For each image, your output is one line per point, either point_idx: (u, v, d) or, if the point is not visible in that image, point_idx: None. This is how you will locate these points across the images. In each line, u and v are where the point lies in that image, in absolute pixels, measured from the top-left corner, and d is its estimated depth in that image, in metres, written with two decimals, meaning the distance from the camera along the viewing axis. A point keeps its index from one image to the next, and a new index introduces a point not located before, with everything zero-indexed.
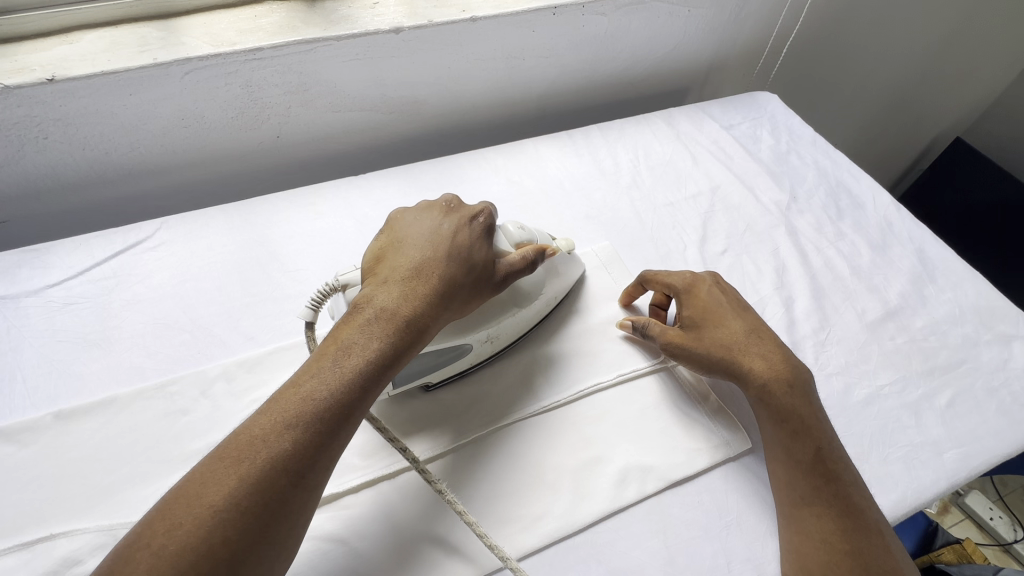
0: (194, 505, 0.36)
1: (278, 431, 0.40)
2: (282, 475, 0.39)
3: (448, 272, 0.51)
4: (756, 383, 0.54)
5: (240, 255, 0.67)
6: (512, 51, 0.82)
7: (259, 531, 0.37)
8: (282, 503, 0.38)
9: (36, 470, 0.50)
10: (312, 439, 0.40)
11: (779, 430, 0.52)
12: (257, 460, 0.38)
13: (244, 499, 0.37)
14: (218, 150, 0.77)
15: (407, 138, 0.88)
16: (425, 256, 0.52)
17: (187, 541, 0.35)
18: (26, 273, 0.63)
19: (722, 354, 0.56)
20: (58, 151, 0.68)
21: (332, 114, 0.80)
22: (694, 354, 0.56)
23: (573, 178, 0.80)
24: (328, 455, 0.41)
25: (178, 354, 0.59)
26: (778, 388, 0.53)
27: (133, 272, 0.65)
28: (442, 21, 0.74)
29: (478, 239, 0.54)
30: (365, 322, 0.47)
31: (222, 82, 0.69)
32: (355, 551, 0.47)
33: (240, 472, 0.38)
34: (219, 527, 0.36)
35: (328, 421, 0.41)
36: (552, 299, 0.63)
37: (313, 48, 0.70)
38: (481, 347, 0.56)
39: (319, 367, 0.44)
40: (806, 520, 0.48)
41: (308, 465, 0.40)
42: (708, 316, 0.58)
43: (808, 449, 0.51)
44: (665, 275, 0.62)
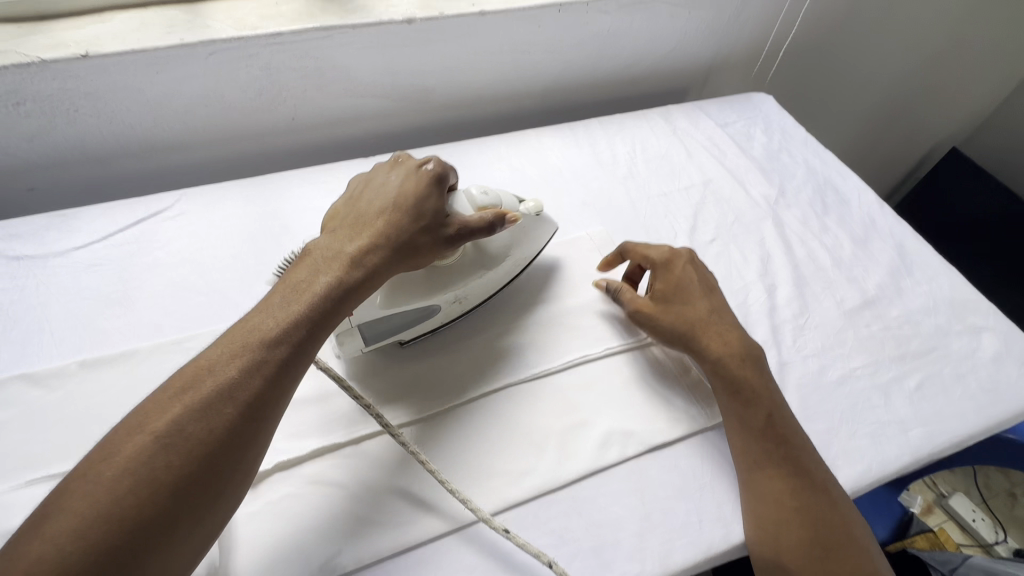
0: (138, 432, 0.38)
1: (223, 363, 0.42)
2: (227, 402, 0.41)
3: (392, 224, 0.54)
4: (712, 357, 0.58)
5: (254, 227, 0.72)
6: (519, 45, 0.86)
7: (204, 457, 0.38)
8: (229, 431, 0.40)
9: (62, 412, 0.54)
10: (257, 370, 0.43)
11: (733, 400, 0.56)
12: (202, 388, 0.40)
13: (186, 425, 0.39)
14: (236, 129, 0.81)
15: (417, 125, 0.92)
16: (371, 211, 0.55)
17: (129, 463, 0.36)
18: (55, 235, 0.68)
19: (687, 328, 0.59)
20: (87, 124, 0.72)
21: (345, 98, 0.84)
22: (658, 326, 0.61)
23: (572, 167, 0.84)
24: (275, 387, 0.43)
25: (194, 314, 0.63)
26: (740, 361, 0.57)
27: (154, 238, 0.69)
28: (452, 14, 0.78)
29: (424, 191, 0.56)
30: (312, 268, 0.50)
31: (244, 64, 0.73)
32: (353, 495, 0.51)
33: (185, 399, 0.40)
34: (160, 451, 0.37)
35: (272, 355, 0.44)
36: (521, 261, 0.66)
37: (329, 35, 0.74)
38: (451, 306, 0.61)
39: (266, 306, 0.47)
40: (763, 483, 0.51)
41: (253, 394, 0.42)
42: (677, 292, 0.62)
43: (760, 416, 0.54)
44: (644, 249, 0.66)
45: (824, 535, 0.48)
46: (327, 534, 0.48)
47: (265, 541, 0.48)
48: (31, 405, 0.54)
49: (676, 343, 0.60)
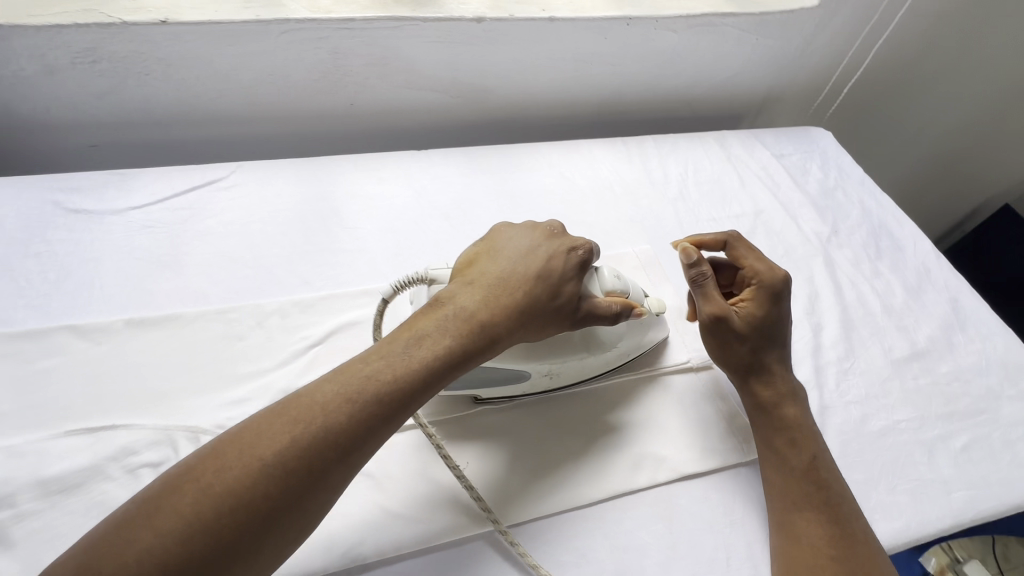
0: (245, 453, 0.37)
1: (338, 403, 0.40)
2: (333, 447, 0.39)
3: (532, 292, 0.50)
4: (763, 389, 0.57)
5: (304, 207, 0.72)
6: (582, 55, 0.86)
7: (296, 495, 0.37)
8: (325, 474, 0.38)
9: (104, 367, 0.54)
10: (367, 420, 0.40)
11: (776, 435, 0.55)
12: (314, 426, 0.39)
13: (293, 461, 0.37)
14: (295, 108, 0.82)
15: (470, 123, 0.93)
16: (513, 270, 0.51)
17: (233, 485, 0.35)
18: (113, 193, 0.69)
19: (755, 361, 0.57)
20: (155, 88, 0.74)
21: (405, 90, 0.84)
22: (731, 355, 0.57)
23: (623, 182, 0.83)
24: (377, 439, 0.41)
25: (239, 286, 0.64)
26: (791, 398, 0.56)
27: (206, 206, 0.70)
28: (522, 17, 0.78)
29: (570, 268, 0.53)
30: (443, 318, 0.47)
31: (313, 46, 0.74)
32: (380, 486, 0.51)
33: (296, 433, 0.38)
34: (264, 483, 0.36)
35: (384, 406, 0.41)
36: (624, 355, 0.60)
37: (399, 26, 0.75)
38: (539, 378, 0.55)
39: (391, 350, 0.44)
40: (796, 527, 0.50)
41: (359, 442, 0.40)
42: (769, 326, 0.58)
43: (799, 455, 0.53)
44: (754, 264, 0.59)
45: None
46: (351, 521, 0.48)
47: None
48: (76, 356, 0.55)
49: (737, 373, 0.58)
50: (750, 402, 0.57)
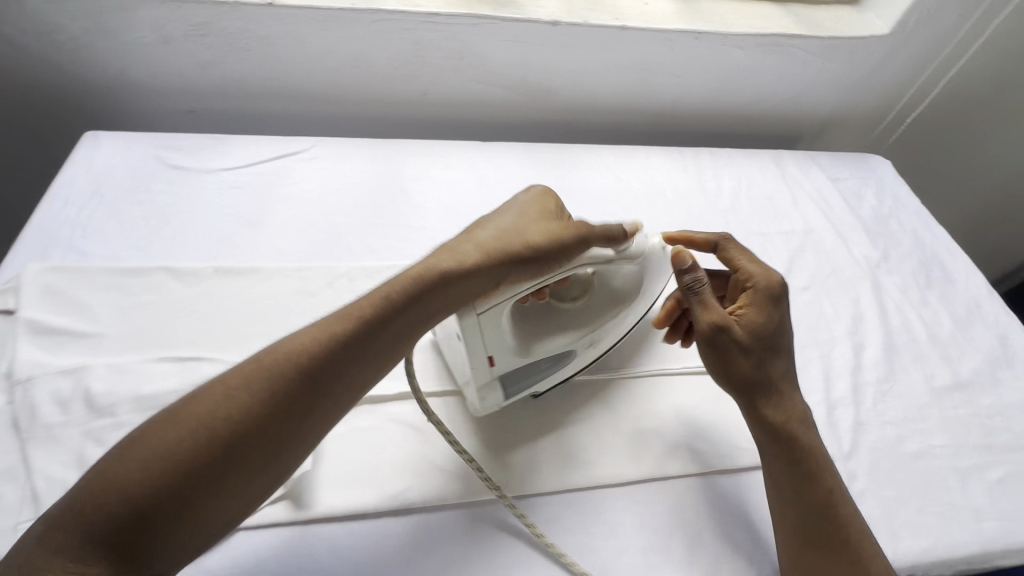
0: (216, 383, 0.40)
1: (302, 335, 0.43)
2: (296, 372, 0.41)
3: (501, 231, 0.52)
4: (773, 415, 0.53)
5: (376, 183, 0.77)
6: (648, 64, 0.89)
7: (259, 418, 0.39)
8: (289, 398, 0.40)
9: (195, 306, 0.61)
10: (331, 347, 0.43)
11: (789, 468, 0.52)
12: (278, 354, 0.41)
13: (255, 387, 0.40)
14: (373, 93, 0.88)
15: (532, 121, 0.97)
16: (486, 219, 0.54)
17: (202, 412, 0.38)
18: (209, 155, 0.76)
19: (762, 376, 0.53)
20: (253, 63, 0.81)
21: (476, 84, 0.89)
22: (737, 371, 0.53)
23: (676, 189, 0.85)
24: (343, 368, 0.43)
25: (313, 248, 0.69)
26: (802, 425, 0.53)
27: (289, 174, 0.76)
28: (595, 23, 0.82)
29: (541, 213, 0.55)
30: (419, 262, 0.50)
31: (398, 35, 0.80)
32: (431, 442, 0.55)
33: (259, 362, 0.41)
34: (228, 407, 0.39)
35: (349, 337, 0.43)
36: (649, 298, 0.63)
37: (479, 23, 0.80)
38: (586, 349, 0.59)
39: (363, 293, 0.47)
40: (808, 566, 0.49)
41: (322, 370, 0.42)
42: (771, 337, 0.55)
43: (813, 492, 0.51)
44: (746, 264, 0.59)
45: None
46: (403, 469, 0.53)
47: (349, 462, 0.52)
48: (171, 294, 0.61)
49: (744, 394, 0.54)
50: (759, 429, 0.54)
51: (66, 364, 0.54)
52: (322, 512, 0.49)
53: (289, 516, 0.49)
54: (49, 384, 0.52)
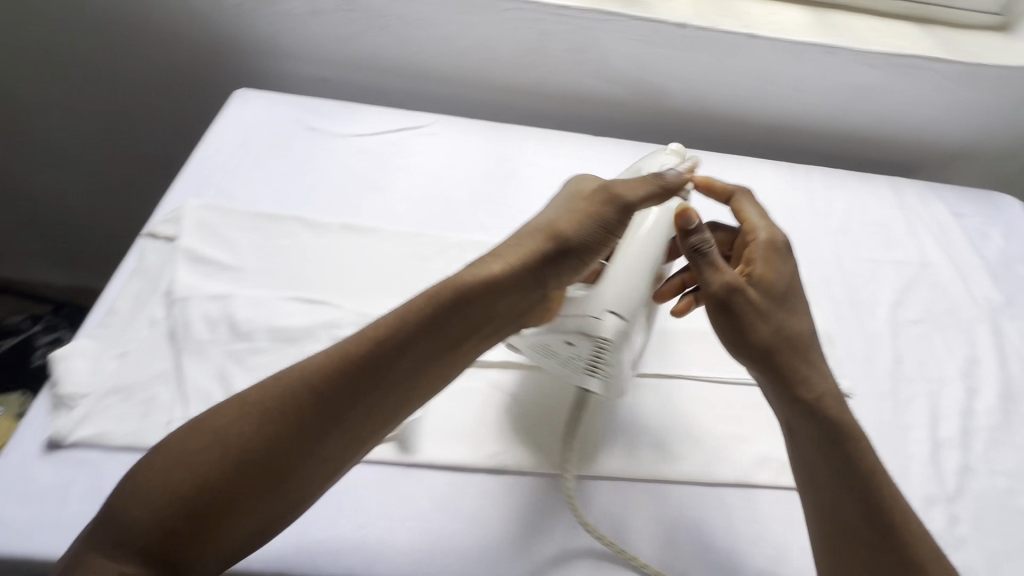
0: (241, 399, 0.43)
1: (316, 358, 0.45)
2: (306, 393, 0.43)
3: (528, 243, 0.52)
4: (804, 393, 0.50)
5: (489, 164, 0.81)
6: (769, 75, 0.88)
7: (274, 435, 0.41)
8: (302, 417, 0.42)
9: (323, 255, 0.66)
10: (339, 372, 0.44)
11: (823, 452, 0.49)
12: (291, 376, 0.44)
13: (270, 405, 0.42)
14: (491, 80, 0.91)
15: (641, 124, 0.96)
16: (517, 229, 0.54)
17: (225, 426, 0.41)
18: (341, 121, 0.82)
19: (781, 342, 0.52)
20: (389, 41, 0.86)
21: (591, 80, 0.91)
22: (756, 338, 0.51)
23: (784, 204, 0.84)
24: (354, 392, 0.44)
25: (428, 218, 0.73)
26: (834, 404, 0.50)
27: (410, 147, 0.81)
28: (722, 29, 0.82)
29: (571, 214, 0.53)
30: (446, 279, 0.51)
31: (527, 25, 0.83)
32: (528, 412, 0.57)
33: (275, 382, 0.43)
34: (246, 423, 0.42)
35: (358, 363, 0.44)
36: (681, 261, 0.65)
37: (607, 20, 0.82)
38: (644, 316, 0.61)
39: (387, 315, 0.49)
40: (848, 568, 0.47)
41: (331, 392, 0.43)
42: (779, 295, 0.54)
43: (852, 483, 0.47)
44: (753, 219, 0.59)
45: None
46: (501, 432, 0.55)
47: (453, 417, 0.56)
48: (303, 242, 0.67)
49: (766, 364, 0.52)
50: (793, 413, 0.50)
51: (214, 291, 0.60)
52: (425, 459, 0.53)
53: (395, 458, 0.52)
54: (200, 307, 0.58)
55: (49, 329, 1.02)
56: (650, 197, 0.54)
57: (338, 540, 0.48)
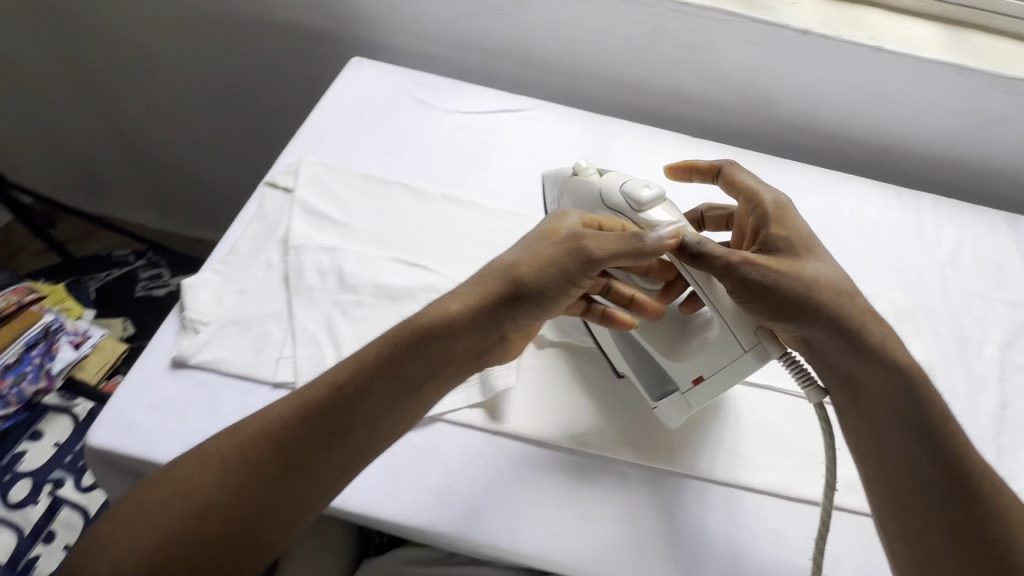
0: (204, 451, 0.44)
1: (275, 410, 0.46)
2: (265, 444, 0.44)
3: (484, 290, 0.51)
4: (860, 334, 0.50)
5: (588, 154, 0.81)
6: (888, 92, 0.84)
7: (237, 485, 0.43)
8: (263, 466, 0.44)
9: (426, 223, 0.68)
10: (296, 423, 0.45)
11: (870, 390, 0.50)
12: (249, 429, 0.45)
13: (233, 455, 0.44)
14: (595, 71, 0.91)
15: (741, 131, 0.94)
16: (482, 273, 0.53)
17: (189, 477, 0.43)
18: (449, 97, 0.84)
19: (810, 291, 0.51)
20: (501, 23, 0.87)
21: (697, 81, 0.89)
22: (804, 296, 0.50)
23: (890, 228, 0.80)
24: (313, 442, 0.45)
25: (525, 199, 0.74)
26: (893, 346, 0.51)
27: (512, 129, 0.82)
28: (847, 39, 0.79)
29: (534, 257, 0.51)
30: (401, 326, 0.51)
31: (642, 19, 0.83)
32: (612, 398, 0.58)
33: (238, 434, 0.45)
34: (208, 474, 0.43)
35: (312, 415, 0.45)
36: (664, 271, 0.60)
37: (726, 20, 0.80)
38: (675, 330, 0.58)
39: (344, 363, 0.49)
40: (923, 516, 0.45)
41: (291, 442, 0.45)
42: (805, 250, 0.54)
43: (919, 422, 0.47)
44: (751, 184, 0.57)
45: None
46: (584, 415, 0.57)
47: (539, 393, 0.58)
48: (407, 208, 0.69)
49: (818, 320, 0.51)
50: (853, 359, 0.51)
51: (325, 243, 0.63)
52: (511, 428, 0.55)
53: (484, 424, 0.55)
54: (312, 256, 0.62)
55: (151, 265, 1.08)
56: (625, 255, 0.49)
57: (426, 487, 0.52)
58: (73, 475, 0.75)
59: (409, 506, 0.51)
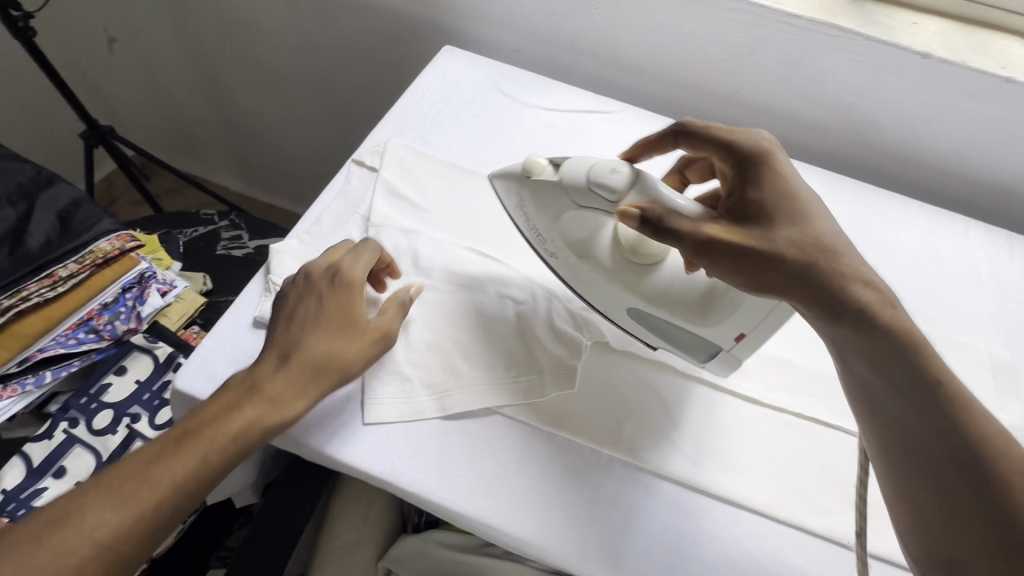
0: (69, 526, 0.43)
1: (146, 480, 0.46)
2: (146, 517, 0.45)
3: (309, 386, 0.52)
4: (851, 304, 0.44)
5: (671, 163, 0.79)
6: (1014, 128, 0.76)
7: (117, 555, 0.44)
8: (147, 537, 0.45)
9: (502, 216, 0.69)
10: (172, 499, 0.46)
11: (870, 366, 0.43)
12: (124, 503, 0.45)
13: (113, 532, 0.44)
14: (686, 78, 0.88)
15: (835, 153, 0.89)
16: (298, 353, 0.53)
17: (65, 555, 0.42)
18: (535, 92, 0.84)
19: (797, 254, 0.46)
20: (595, 21, 0.86)
21: (794, 97, 0.85)
22: (782, 258, 0.46)
23: (996, 276, 0.73)
24: (186, 508, 0.47)
25: None
26: (891, 311, 0.44)
27: (595, 129, 0.81)
28: (974, 67, 0.73)
29: (358, 352, 0.54)
30: (237, 403, 0.50)
31: (744, 28, 0.79)
32: (671, 415, 0.58)
33: (110, 508, 0.44)
34: (86, 549, 0.43)
35: (189, 488, 0.47)
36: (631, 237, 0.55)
37: (837, 36, 0.76)
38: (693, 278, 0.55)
39: (191, 433, 0.48)
40: (970, 559, 0.36)
41: (173, 513, 0.46)
42: (781, 207, 0.50)
43: (941, 420, 0.39)
44: (724, 138, 0.55)
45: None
46: (641, 429, 0.57)
47: (596, 400, 0.58)
48: (486, 199, 0.70)
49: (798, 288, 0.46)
50: (848, 332, 0.44)
51: (404, 225, 0.66)
52: (566, 432, 0.56)
53: (540, 423, 0.56)
54: (391, 237, 0.64)
55: (233, 227, 1.13)
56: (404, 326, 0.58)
57: (478, 478, 0.53)
58: (148, 412, 0.81)
59: (459, 493, 0.52)
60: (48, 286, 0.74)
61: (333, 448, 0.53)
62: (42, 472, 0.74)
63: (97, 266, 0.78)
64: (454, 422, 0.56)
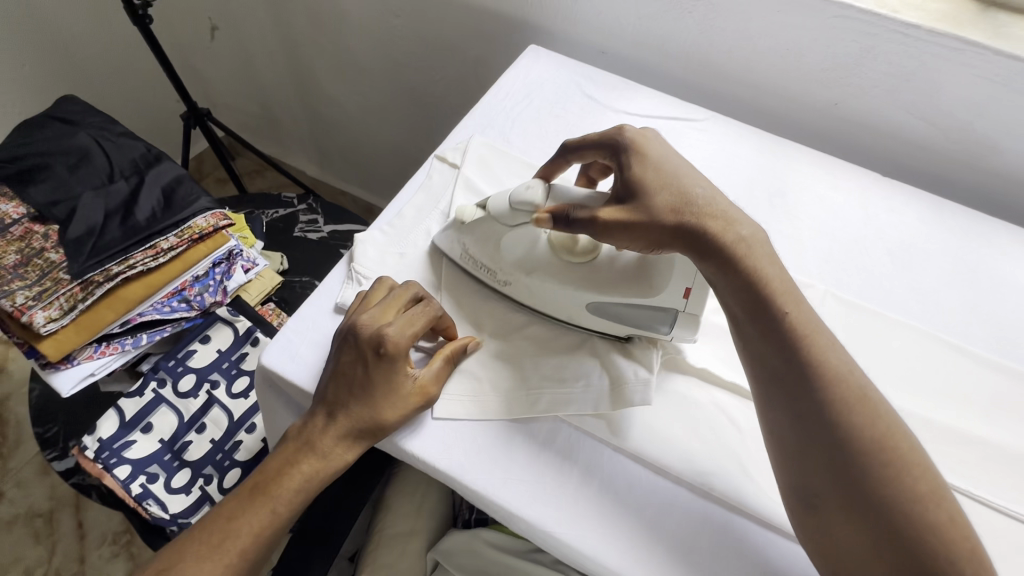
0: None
1: (233, 534, 0.51)
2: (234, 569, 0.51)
3: (361, 439, 0.53)
4: (719, 251, 0.49)
5: (759, 175, 0.75)
6: None
7: None
8: None
9: None
10: (254, 548, 0.51)
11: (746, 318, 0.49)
12: (216, 556, 0.50)
13: None
14: (780, 87, 0.84)
15: (943, 175, 0.82)
16: (346, 411, 0.53)
17: None
18: (618, 94, 0.82)
19: (670, 218, 0.50)
20: (687, 25, 0.83)
21: (901, 113, 0.78)
22: (655, 223, 0.50)
23: None
24: (269, 550, 0.53)
25: None
26: (747, 254, 0.49)
27: (680, 136, 0.79)
28: None
29: (399, 403, 0.53)
30: (300, 461, 0.52)
31: (851, 38, 0.74)
32: (744, 442, 0.55)
33: (202, 562, 0.50)
34: None
35: (266, 538, 0.52)
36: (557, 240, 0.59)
37: (959, 49, 0.69)
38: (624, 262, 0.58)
39: (265, 491, 0.52)
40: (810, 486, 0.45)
41: (259, 556, 0.52)
42: (657, 174, 0.53)
43: (786, 351, 0.47)
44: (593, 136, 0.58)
45: (910, 551, 0.40)
46: (712, 453, 0.55)
47: (666, 419, 0.56)
48: None
49: (677, 238, 0.51)
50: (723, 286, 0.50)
51: None
52: (632, 447, 0.54)
53: (605, 435, 0.55)
54: None
55: (310, 211, 1.17)
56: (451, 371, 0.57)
57: (541, 486, 0.53)
58: (226, 381, 0.86)
59: (522, 498, 0.52)
60: (151, 256, 0.80)
61: (403, 439, 0.54)
62: (132, 426, 0.81)
63: (193, 242, 0.83)
64: (521, 425, 0.56)
